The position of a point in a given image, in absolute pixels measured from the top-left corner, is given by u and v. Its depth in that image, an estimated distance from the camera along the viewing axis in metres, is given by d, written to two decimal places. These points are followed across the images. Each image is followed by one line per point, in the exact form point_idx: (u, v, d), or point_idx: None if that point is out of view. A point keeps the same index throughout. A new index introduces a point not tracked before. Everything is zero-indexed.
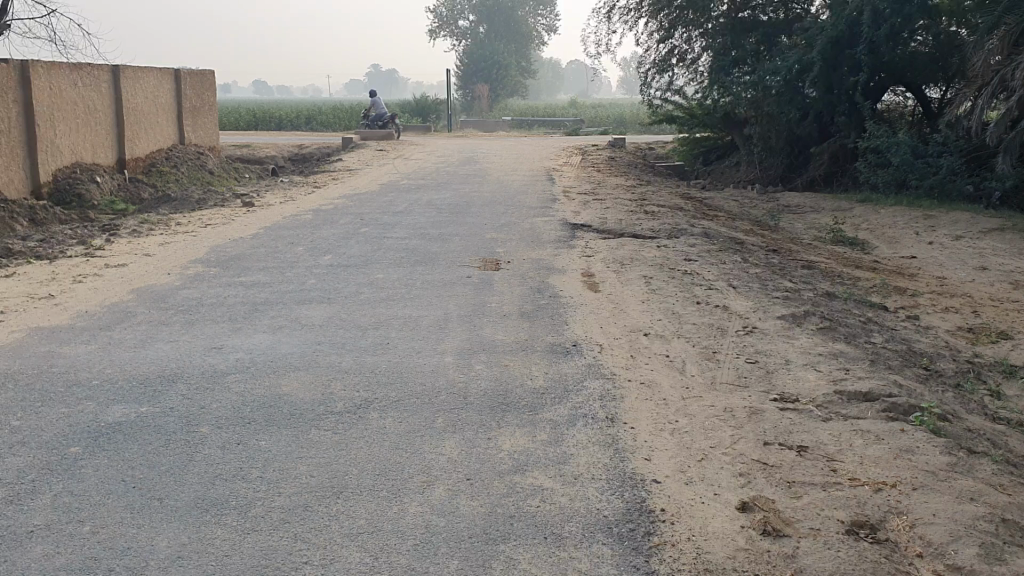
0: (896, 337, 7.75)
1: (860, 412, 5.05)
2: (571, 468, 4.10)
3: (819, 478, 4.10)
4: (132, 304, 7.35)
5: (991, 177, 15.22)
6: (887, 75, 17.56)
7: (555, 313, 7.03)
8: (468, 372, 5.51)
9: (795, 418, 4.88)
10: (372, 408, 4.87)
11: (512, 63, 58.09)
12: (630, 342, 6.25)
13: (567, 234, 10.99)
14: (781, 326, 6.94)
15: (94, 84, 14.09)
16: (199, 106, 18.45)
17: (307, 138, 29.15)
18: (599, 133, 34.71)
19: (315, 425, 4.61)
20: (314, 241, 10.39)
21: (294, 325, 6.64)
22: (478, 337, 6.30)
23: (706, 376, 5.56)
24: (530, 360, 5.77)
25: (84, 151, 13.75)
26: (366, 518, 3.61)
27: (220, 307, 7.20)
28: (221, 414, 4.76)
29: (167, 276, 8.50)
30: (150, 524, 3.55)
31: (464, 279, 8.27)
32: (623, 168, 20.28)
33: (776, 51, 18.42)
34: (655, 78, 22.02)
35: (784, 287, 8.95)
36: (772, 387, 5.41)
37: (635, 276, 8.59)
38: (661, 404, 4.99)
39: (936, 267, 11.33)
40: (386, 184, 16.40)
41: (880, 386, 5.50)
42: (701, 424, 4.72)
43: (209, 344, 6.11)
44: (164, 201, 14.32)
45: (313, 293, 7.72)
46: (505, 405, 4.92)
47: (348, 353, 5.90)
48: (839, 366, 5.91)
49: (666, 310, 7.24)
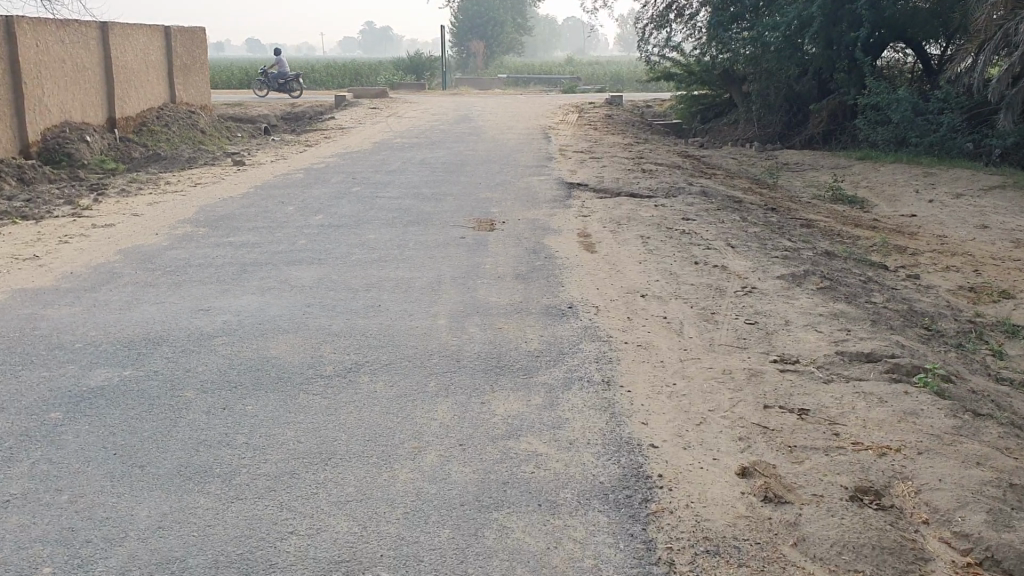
0: (896, 297, 7.64)
1: (862, 373, 4.94)
2: (566, 432, 3.98)
3: (821, 442, 4.00)
4: (118, 265, 7.19)
5: (991, 134, 15.03)
6: (888, 31, 17.26)
7: (550, 274, 6.89)
8: (461, 335, 5.38)
9: (795, 380, 4.76)
10: (362, 371, 4.75)
11: (508, 20, 57.44)
12: (626, 303, 6.12)
13: (563, 193, 10.81)
14: (781, 285, 6.81)
15: (81, 41, 13.80)
16: (190, 64, 18.14)
17: (299, 96, 28.76)
18: (595, 91, 34.42)
19: (304, 390, 4.48)
20: (305, 200, 10.22)
21: (284, 286, 6.49)
22: (472, 298, 6.17)
23: (704, 337, 5.43)
24: (524, 322, 5.64)
25: (72, 110, 13.51)
26: (354, 486, 3.49)
27: (209, 268, 7.05)
28: (207, 377, 4.63)
29: (155, 236, 8.33)
30: (130, 493, 3.43)
31: (458, 240, 8.12)
32: (620, 126, 20.04)
33: (776, 6, 18.08)
34: (652, 34, 21.65)
35: (783, 246, 8.80)
36: (772, 348, 5.28)
37: (632, 236, 8.42)
38: (658, 367, 4.87)
39: (937, 226, 11.18)
40: (380, 142, 16.18)
41: (882, 347, 5.39)
42: (700, 387, 4.60)
43: (196, 306, 5.97)
44: (154, 160, 14.11)
45: (304, 253, 7.57)
46: (498, 368, 4.80)
47: (339, 315, 5.77)
48: (840, 327, 5.79)
49: (663, 270, 7.10)
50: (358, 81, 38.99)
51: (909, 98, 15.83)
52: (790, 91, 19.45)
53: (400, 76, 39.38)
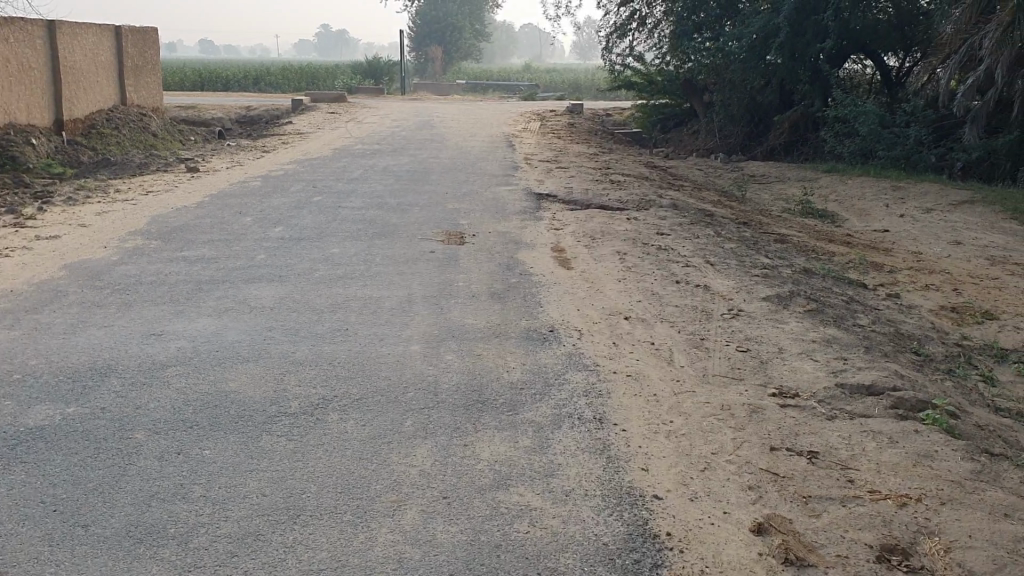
0: (881, 318, 7.37)
1: (866, 409, 4.63)
2: (561, 482, 3.63)
3: (836, 491, 3.69)
4: (62, 282, 6.69)
5: (956, 147, 14.93)
6: (852, 42, 17.14)
7: (527, 293, 6.52)
8: (436, 363, 4.99)
9: (798, 417, 4.45)
10: (331, 408, 4.34)
11: (466, 26, 57.00)
12: (610, 327, 5.79)
13: (532, 204, 10.45)
14: (768, 307, 6.49)
15: (25, 39, 13.17)
16: (142, 65, 17.53)
17: (255, 99, 28.11)
18: (555, 98, 34.20)
19: (267, 431, 4.07)
20: (263, 210, 9.76)
21: (241, 308, 6.05)
22: (445, 321, 5.78)
23: (697, 367, 5.10)
24: (505, 348, 5.27)
25: (15, 111, 12.89)
26: (327, 550, 3.10)
27: (160, 286, 6.58)
28: (160, 416, 4.20)
29: (103, 249, 7.85)
30: (71, 561, 3.02)
31: (427, 255, 7.73)
32: (584, 135, 19.77)
33: (739, 17, 17.90)
34: (615, 43, 21.41)
35: (761, 263, 8.52)
36: (769, 379, 4.96)
37: (608, 252, 8.09)
38: (652, 401, 4.53)
39: (911, 242, 10.99)
40: (339, 148, 15.73)
41: (882, 378, 5.09)
42: (698, 426, 4.27)
43: (147, 330, 5.52)
44: (103, 165, 13.52)
45: (264, 269, 7.13)
46: (480, 404, 4.41)
47: (303, 342, 5.34)
48: (836, 355, 5.48)
49: (644, 290, 6.77)
50: (315, 84, 38.43)
51: (875, 110, 15.70)
52: (753, 101, 19.29)
53: (357, 79, 38.83)
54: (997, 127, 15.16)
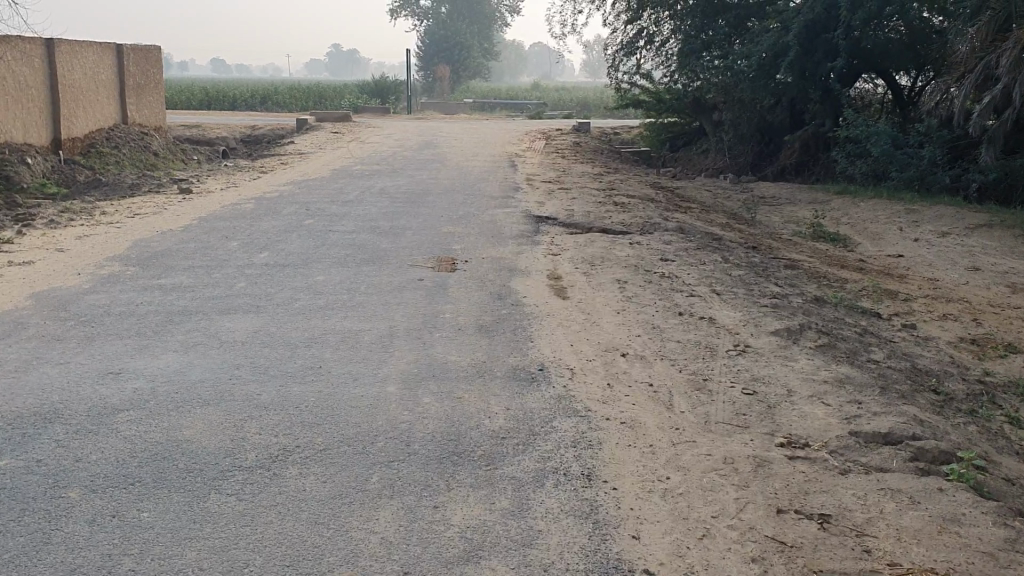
0: (897, 352, 6.92)
1: (884, 462, 4.19)
2: (540, 555, 3.22)
3: (851, 565, 3.25)
4: (27, 313, 6.32)
5: (972, 168, 14.47)
6: (863, 60, 16.73)
7: (517, 326, 6.10)
8: (412, 408, 4.57)
9: (809, 473, 4.01)
10: (292, 460, 3.92)
11: (475, 45, 56.68)
12: (605, 365, 5.37)
13: (531, 228, 10.05)
14: (777, 343, 6.05)
15: (23, 58, 12.89)
16: (144, 84, 17.22)
17: (262, 118, 27.82)
18: (561, 117, 33.76)
19: (215, 489, 3.65)
20: (252, 234, 9.39)
21: (210, 342, 5.64)
22: (427, 359, 5.37)
23: (699, 413, 4.66)
24: (489, 390, 4.85)
25: (11, 131, 12.58)
26: None
27: (129, 317, 6.20)
28: (98, 471, 3.79)
29: (76, 277, 7.47)
30: None
31: (415, 283, 7.33)
32: (589, 155, 19.39)
33: (748, 35, 17.52)
34: (622, 61, 21.05)
35: (770, 292, 8.07)
36: (777, 428, 4.52)
37: (607, 280, 7.67)
38: (647, 455, 4.11)
39: (926, 268, 10.54)
40: (339, 169, 15.37)
41: (901, 425, 4.64)
42: (698, 484, 3.85)
43: (104, 368, 5.13)
44: (96, 186, 13.19)
45: (241, 299, 6.74)
46: (456, 456, 4.00)
47: (269, 381, 4.92)
48: (850, 398, 5.02)
49: (643, 323, 6.34)
50: (322, 103, 38.16)
51: (887, 131, 15.27)
52: (762, 120, 18.90)
53: (364, 98, 38.53)
54: (1014, 148, 14.71)
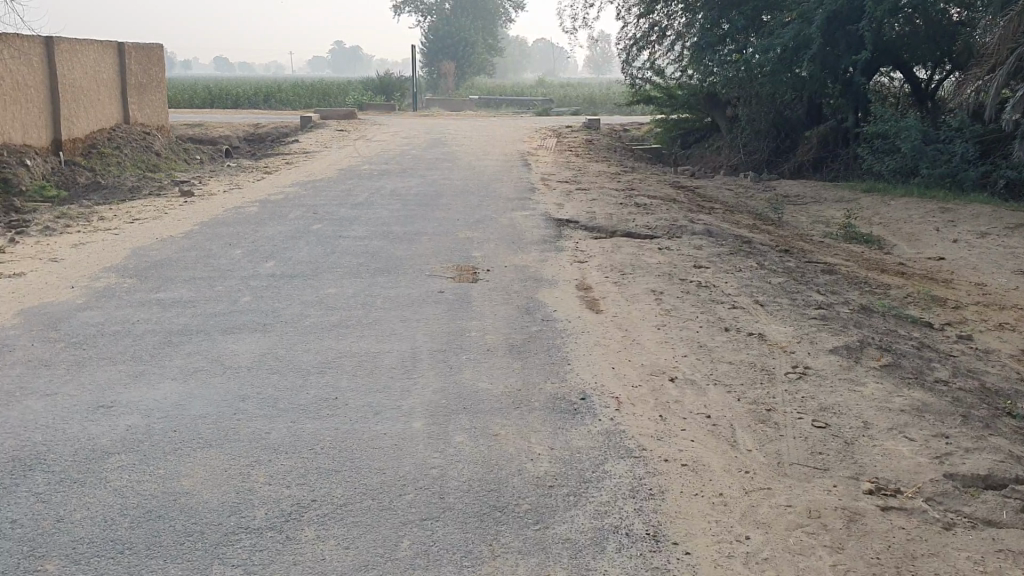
0: (961, 369, 6.35)
1: (993, 513, 3.63)
2: None
3: None
4: (15, 333, 5.76)
5: (1005, 164, 13.86)
6: (886, 53, 16.13)
7: (550, 346, 5.54)
8: (444, 449, 4.01)
9: (912, 529, 3.45)
10: (308, 519, 3.36)
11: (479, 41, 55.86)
12: (653, 393, 4.80)
13: (552, 233, 9.47)
14: (838, 364, 5.47)
15: (23, 56, 12.35)
16: (146, 83, 16.66)
17: (265, 117, 27.16)
18: (570, 113, 33.13)
19: (219, 558, 3.10)
20: (257, 240, 8.84)
21: (213, 368, 5.07)
22: (455, 386, 4.80)
23: (770, 452, 4.08)
24: (530, 426, 4.29)
25: (10, 130, 12.06)
26: None
27: (125, 338, 5.64)
28: (83, 536, 3.23)
29: (70, 289, 6.93)
30: None
31: (434, 295, 6.77)
32: (602, 152, 18.82)
33: (765, 28, 16.94)
34: (633, 56, 20.46)
35: (814, 302, 7.49)
36: (860, 470, 3.95)
37: (642, 291, 7.09)
38: (720, 508, 3.55)
39: (970, 271, 9.95)
40: (347, 168, 14.79)
41: (1002, 465, 4.06)
42: (784, 545, 3.29)
43: (95, 401, 4.56)
44: (96, 189, 12.65)
45: (247, 315, 6.18)
46: (498, 512, 3.44)
47: (280, 416, 4.36)
48: (935, 430, 4.45)
49: (689, 340, 5.78)
50: (326, 101, 37.43)
51: (915, 125, 14.69)
52: (781, 115, 18.31)
53: (368, 96, 37.82)
54: None
